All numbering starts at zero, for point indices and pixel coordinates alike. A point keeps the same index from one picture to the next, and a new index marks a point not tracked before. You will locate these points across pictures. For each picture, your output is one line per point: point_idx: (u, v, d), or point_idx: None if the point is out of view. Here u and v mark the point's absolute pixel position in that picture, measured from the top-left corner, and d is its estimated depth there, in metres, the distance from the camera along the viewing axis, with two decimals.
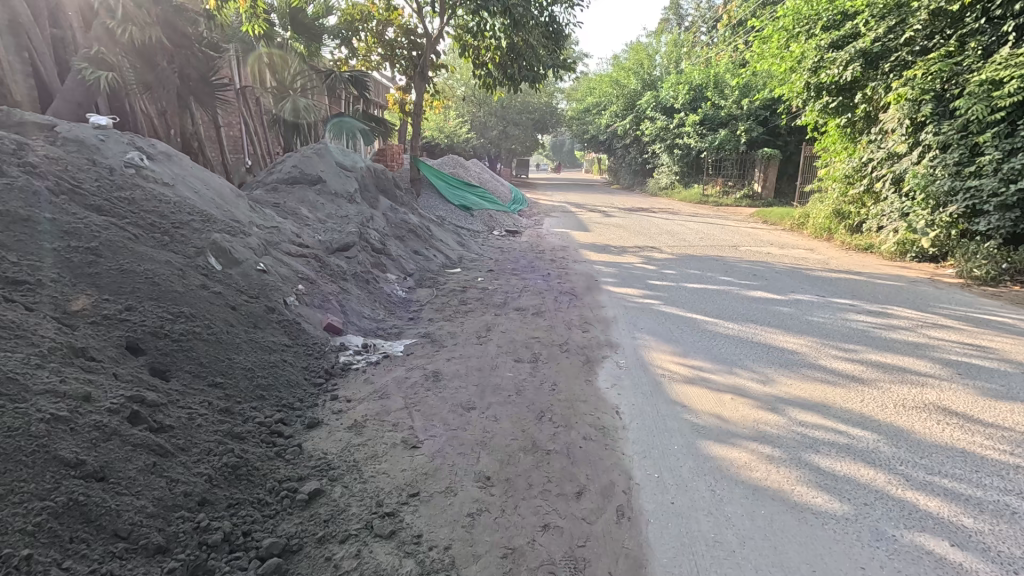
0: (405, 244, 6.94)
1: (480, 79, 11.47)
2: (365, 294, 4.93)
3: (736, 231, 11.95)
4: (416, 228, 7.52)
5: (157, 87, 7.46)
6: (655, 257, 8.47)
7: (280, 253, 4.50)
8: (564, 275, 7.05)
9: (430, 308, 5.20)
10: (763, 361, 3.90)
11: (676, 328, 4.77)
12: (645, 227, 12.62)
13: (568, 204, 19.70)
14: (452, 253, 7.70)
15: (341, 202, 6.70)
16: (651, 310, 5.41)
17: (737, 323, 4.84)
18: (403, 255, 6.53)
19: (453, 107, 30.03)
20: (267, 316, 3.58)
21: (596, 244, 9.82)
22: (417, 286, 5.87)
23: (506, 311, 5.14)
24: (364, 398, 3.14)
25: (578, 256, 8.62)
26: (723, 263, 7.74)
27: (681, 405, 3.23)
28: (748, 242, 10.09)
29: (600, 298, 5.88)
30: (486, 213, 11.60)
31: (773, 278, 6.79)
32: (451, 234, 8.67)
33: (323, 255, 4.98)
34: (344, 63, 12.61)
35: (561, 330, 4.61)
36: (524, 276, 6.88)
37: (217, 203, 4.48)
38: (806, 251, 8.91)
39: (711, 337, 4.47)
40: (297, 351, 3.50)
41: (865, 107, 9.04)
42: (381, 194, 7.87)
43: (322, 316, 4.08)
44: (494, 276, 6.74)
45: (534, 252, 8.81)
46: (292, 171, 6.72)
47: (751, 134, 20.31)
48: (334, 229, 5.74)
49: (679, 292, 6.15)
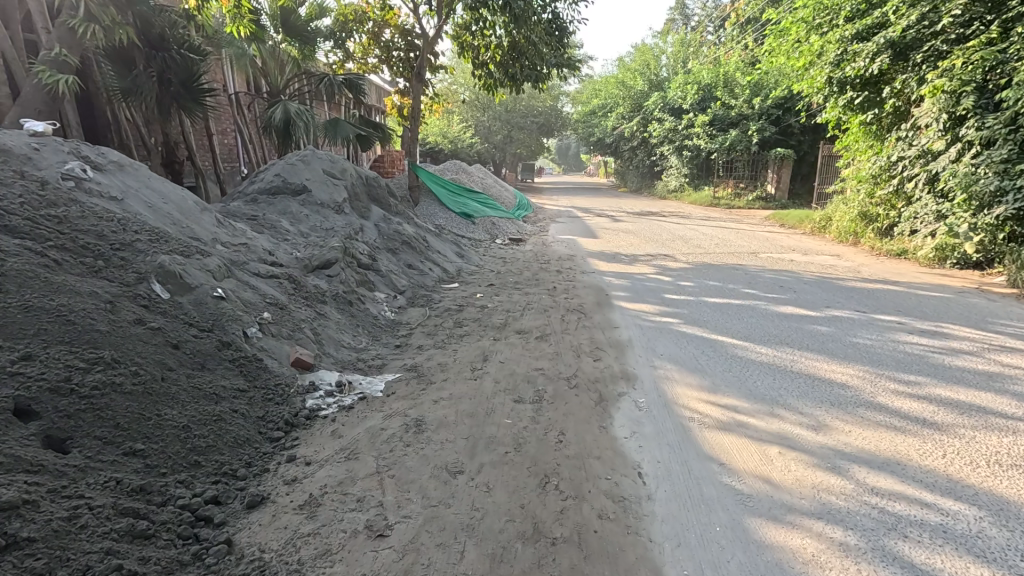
0: (398, 258, 6.39)
1: (481, 81, 10.94)
2: (347, 318, 4.36)
3: (753, 236, 11.29)
4: (411, 238, 6.98)
5: (134, 94, 7.05)
6: (669, 266, 7.87)
7: (247, 275, 3.95)
8: (571, 289, 6.46)
9: (422, 331, 4.63)
10: (810, 398, 3.28)
11: (700, 353, 4.15)
12: (656, 233, 11.98)
13: (574, 208, 19.12)
14: (449, 265, 7.13)
15: (327, 212, 6.15)
16: (670, 331, 4.79)
17: (771, 347, 4.21)
18: (394, 270, 5.96)
19: (456, 111, 29.59)
20: (219, 354, 3.01)
21: (605, 253, 9.21)
22: (408, 305, 5.30)
23: (507, 335, 4.56)
24: (327, 459, 2.55)
25: (586, 266, 8.03)
26: (744, 272, 7.12)
27: (718, 463, 2.61)
28: (768, 248, 9.46)
29: (612, 317, 5.26)
30: (488, 220, 11.04)
31: (802, 289, 6.16)
32: (451, 244, 8.11)
33: (299, 275, 4.42)
34: (340, 67, 12.15)
35: (569, 358, 4.01)
36: (528, 291, 6.29)
37: (175, 217, 3.94)
38: (833, 258, 8.28)
39: (743, 366, 3.85)
40: (253, 397, 2.93)
41: (894, 102, 8.41)
42: (374, 203, 7.33)
43: (291, 349, 3.51)
44: (494, 291, 6.16)
45: (539, 262, 8.23)
46: (274, 181, 6.19)
47: (763, 134, 19.66)
48: (316, 243, 5.19)
49: (700, 308, 5.51)
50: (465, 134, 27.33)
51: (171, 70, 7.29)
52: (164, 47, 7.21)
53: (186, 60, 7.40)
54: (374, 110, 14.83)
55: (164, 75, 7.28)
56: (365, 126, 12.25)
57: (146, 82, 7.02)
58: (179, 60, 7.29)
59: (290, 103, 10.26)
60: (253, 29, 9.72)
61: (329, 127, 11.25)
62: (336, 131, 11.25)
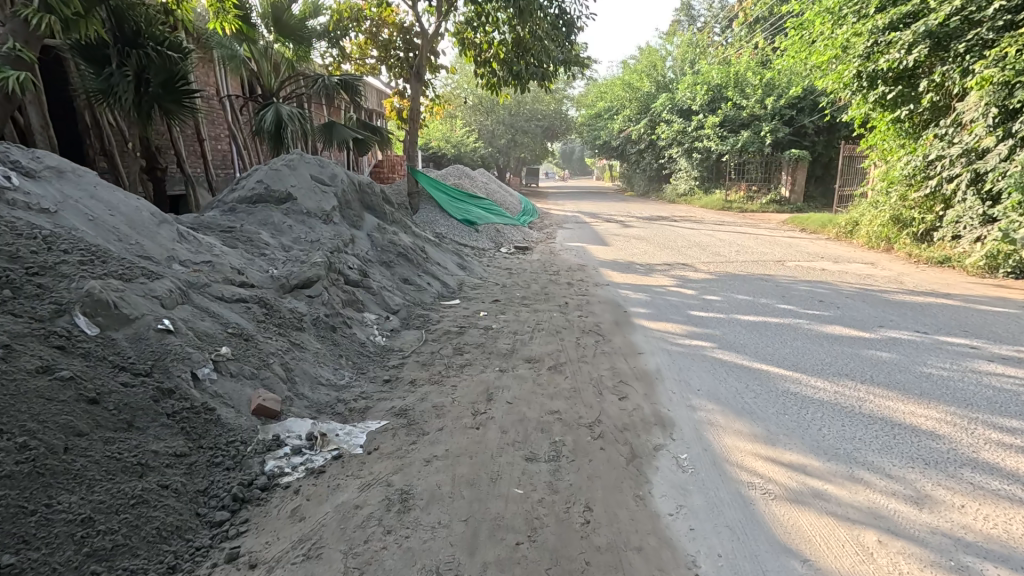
0: (392, 273, 5.77)
1: (484, 80, 10.35)
2: (328, 349, 3.74)
3: (774, 242, 10.58)
4: (408, 249, 6.37)
5: (109, 94, 6.51)
6: (690, 277, 7.22)
7: (208, 300, 3.34)
8: (585, 305, 5.82)
9: (417, 360, 4.00)
10: (895, 455, 2.63)
11: (745, 388, 3.49)
12: (670, 239, 11.32)
13: (582, 213, 18.53)
14: (450, 279, 6.51)
15: (314, 223, 5.55)
16: (703, 358, 4.13)
17: (828, 381, 3.55)
18: (387, 287, 5.34)
19: (459, 116, 29.08)
20: (153, 408, 2.39)
21: (618, 262, 8.58)
22: (402, 327, 4.68)
23: (514, 365, 3.92)
24: (279, 560, 1.92)
25: (599, 277, 7.39)
26: (775, 284, 6.47)
27: (801, 560, 1.96)
28: (793, 255, 8.77)
29: (634, 340, 4.60)
30: (493, 227, 10.44)
31: (844, 302, 5.51)
32: (451, 255, 7.48)
33: (274, 297, 3.81)
34: (337, 68, 11.60)
35: (589, 396, 3.36)
36: (537, 307, 5.66)
37: (123, 232, 3.35)
38: (869, 266, 7.62)
39: (801, 406, 3.19)
40: (194, 464, 2.31)
41: (932, 96, 7.83)
42: (368, 211, 6.73)
43: (254, 393, 2.89)
44: (500, 309, 5.54)
45: (547, 273, 7.59)
46: (256, 188, 5.60)
47: (776, 135, 18.99)
48: (298, 258, 4.59)
49: (734, 328, 4.84)
50: (468, 138, 26.79)
51: (147, 69, 6.75)
52: (138, 45, 6.68)
53: (162, 58, 6.84)
54: (373, 113, 14.29)
55: (141, 75, 6.75)
56: (362, 129, 11.68)
57: (122, 82, 6.48)
58: (154, 58, 6.75)
59: (282, 105, 9.62)
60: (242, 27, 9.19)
61: (323, 130, 10.68)
62: (330, 134, 10.68)
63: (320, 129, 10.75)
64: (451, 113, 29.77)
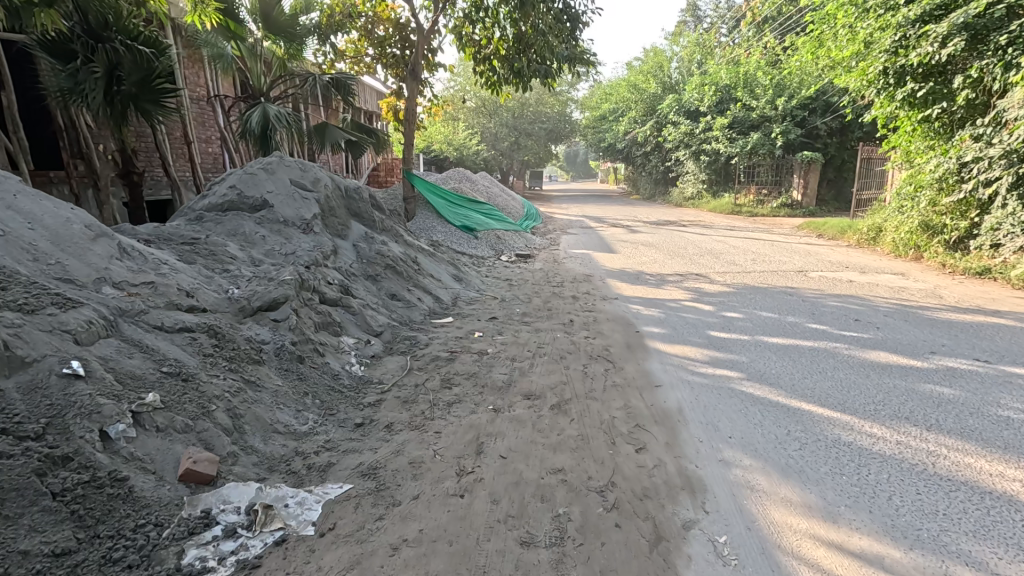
0: (378, 289, 5.22)
1: (483, 79, 9.81)
2: (291, 385, 3.18)
3: (791, 249, 9.99)
4: (398, 260, 5.80)
5: (75, 93, 6.01)
6: (706, 290, 6.63)
7: (143, 330, 2.80)
8: (592, 323, 5.26)
9: (397, 397, 3.43)
10: (1001, 543, 2.04)
11: (786, 436, 2.91)
12: (681, 246, 10.74)
13: (587, 217, 18.02)
14: (443, 293, 5.94)
15: (291, 234, 5.00)
16: (731, 392, 3.55)
17: (884, 426, 2.97)
18: (371, 305, 4.79)
19: (462, 118, 28.65)
20: (33, 487, 1.85)
21: (627, 272, 8.02)
22: (385, 353, 4.13)
23: (510, 403, 3.34)
24: None
25: (606, 290, 6.83)
26: (801, 299, 5.90)
27: None
28: (815, 264, 8.20)
29: (649, 368, 4.01)
30: (494, 234, 9.91)
31: (883, 321, 4.94)
32: (447, 265, 6.91)
33: (229, 324, 3.26)
34: (331, 66, 11.12)
35: (600, 448, 2.78)
36: (538, 327, 5.08)
37: (44, 249, 2.82)
38: (900, 278, 7.05)
39: (858, 463, 2.62)
40: (81, 566, 1.77)
41: (968, 94, 7.25)
42: (355, 219, 6.18)
43: (186, 450, 2.33)
44: (497, 328, 4.98)
45: (551, 285, 7.02)
46: (228, 194, 5.08)
47: (788, 137, 18.45)
48: (266, 274, 4.05)
49: (761, 353, 4.25)
50: (471, 140, 26.40)
51: (120, 66, 6.27)
52: (106, 39, 6.18)
53: (132, 54, 6.31)
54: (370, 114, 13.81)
55: (113, 72, 6.26)
56: (357, 131, 11.16)
57: (87, 78, 5.96)
58: (124, 53, 6.22)
59: (269, 105, 9.05)
60: (230, 24, 8.70)
61: (315, 131, 10.14)
62: (322, 136, 10.14)
63: (313, 130, 10.23)
64: (454, 115, 29.33)
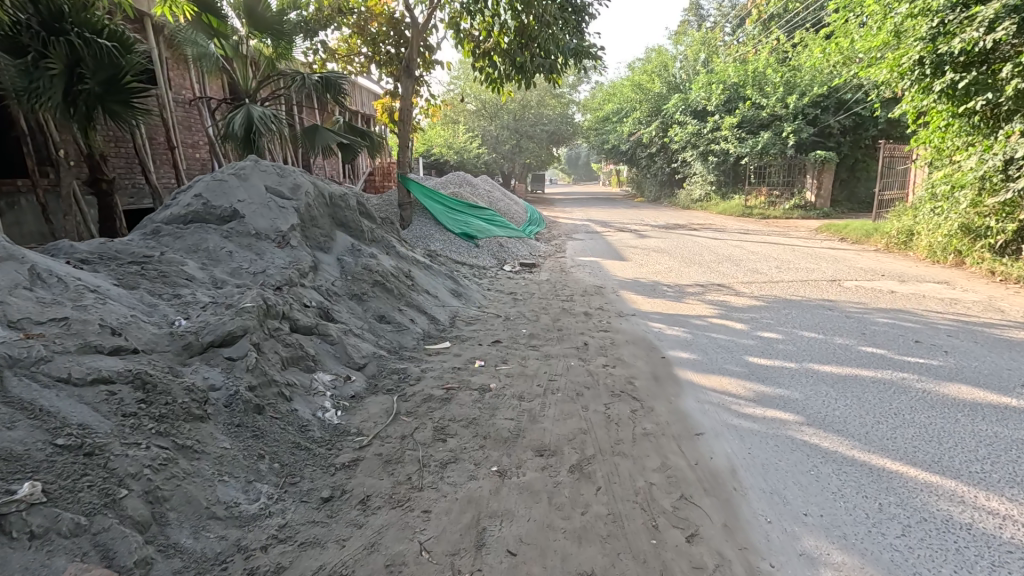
0: (365, 311, 4.57)
1: (483, 76, 9.15)
2: (244, 445, 2.53)
3: (815, 254, 9.32)
4: (388, 276, 5.15)
5: (30, 94, 5.35)
6: (732, 304, 5.99)
7: (41, 385, 2.15)
8: (610, 347, 4.60)
9: (378, 456, 2.78)
10: None
11: (882, 515, 2.24)
12: (696, 252, 10.08)
13: (592, 221, 17.39)
14: (440, 312, 5.28)
15: (263, 248, 4.35)
16: (792, 444, 2.87)
17: (1005, 499, 2.31)
18: (355, 331, 4.14)
19: (462, 121, 28.10)
20: None
21: (642, 282, 7.38)
22: (368, 392, 3.47)
23: (518, 463, 2.69)
24: None
25: (621, 304, 6.17)
26: (843, 314, 5.25)
27: None
28: (847, 272, 7.55)
29: (684, 410, 3.33)
30: (496, 241, 9.28)
31: (950, 342, 4.26)
32: (445, 279, 6.26)
33: (167, 368, 2.61)
34: (321, 66, 10.50)
35: (640, 538, 2.11)
36: (548, 353, 4.41)
37: None
38: (945, 287, 6.40)
39: (993, 563, 1.95)
40: None
41: (1018, 83, 6.57)
42: (341, 230, 5.53)
43: (70, 567, 1.67)
44: (502, 354, 4.33)
45: (559, 299, 6.36)
46: (192, 204, 4.45)
47: (800, 135, 17.81)
48: (226, 300, 3.40)
49: (815, 388, 3.57)
50: (472, 144, 25.91)
51: (81, 62, 5.63)
52: (60, 31, 5.54)
53: (92, 49, 5.65)
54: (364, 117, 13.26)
55: (73, 70, 5.63)
56: (351, 133, 10.54)
57: (42, 77, 5.32)
58: (81, 48, 5.57)
59: (253, 106, 8.42)
60: (211, 20, 8.20)
61: (306, 134, 9.52)
62: (313, 138, 9.51)
63: (303, 133, 9.57)
64: (454, 118, 28.82)
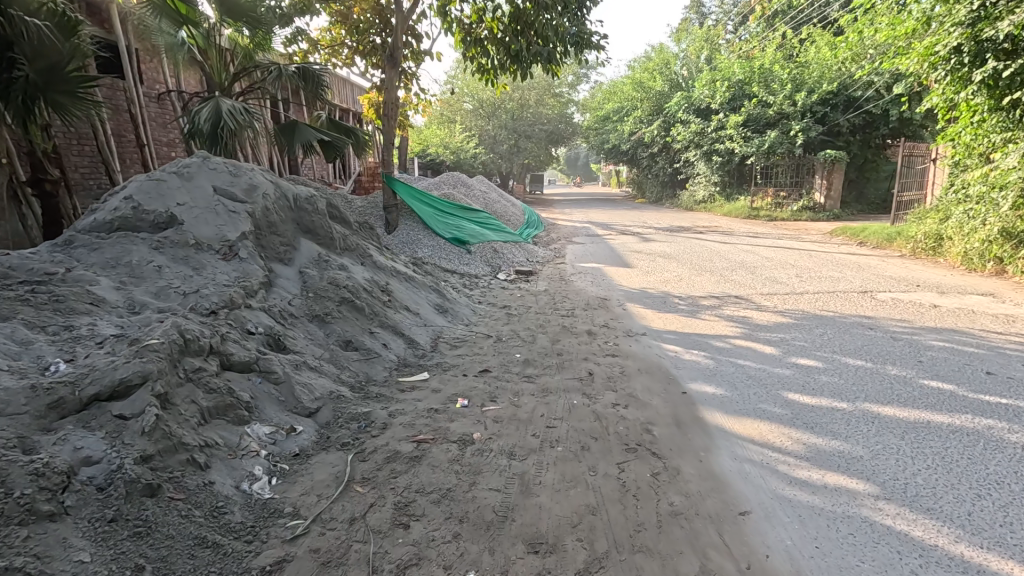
0: (327, 336, 3.83)
1: (475, 67, 8.38)
2: (114, 554, 1.80)
3: (836, 260, 8.63)
4: (360, 291, 4.42)
5: None
6: (756, 320, 5.28)
7: None
8: (620, 378, 3.87)
9: (315, 553, 2.05)
10: None
11: None
12: (705, 258, 9.37)
13: (593, 224, 16.67)
14: (421, 333, 4.56)
15: (202, 262, 3.61)
16: (873, 532, 2.13)
17: None
18: (311, 362, 3.41)
19: (459, 120, 27.44)
20: None
21: (651, 293, 6.67)
22: (317, 449, 2.74)
23: (502, 568, 1.96)
24: None
25: (629, 320, 5.46)
26: (889, 335, 4.52)
27: None
28: (876, 281, 6.86)
29: (719, 473, 2.60)
30: (490, 247, 8.56)
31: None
32: (429, 291, 5.52)
33: (13, 440, 1.88)
34: (302, 57, 9.78)
35: None
36: (545, 388, 3.68)
37: None
38: (993, 300, 5.70)
39: None
40: None
41: None
42: (306, 237, 4.79)
43: None
44: (489, 390, 3.60)
45: (559, 315, 5.63)
46: (119, 208, 3.72)
47: (808, 134, 17.15)
48: (133, 333, 2.67)
49: (880, 440, 2.84)
50: (468, 143, 25.34)
51: (12, 45, 4.55)
52: None
53: (23, 28, 4.59)
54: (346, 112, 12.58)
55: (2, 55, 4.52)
56: (334, 131, 9.84)
57: None
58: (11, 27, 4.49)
59: (224, 99, 7.72)
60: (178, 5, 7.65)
61: (284, 130, 8.80)
62: (291, 135, 8.78)
63: (281, 130, 8.85)
64: (450, 117, 28.14)
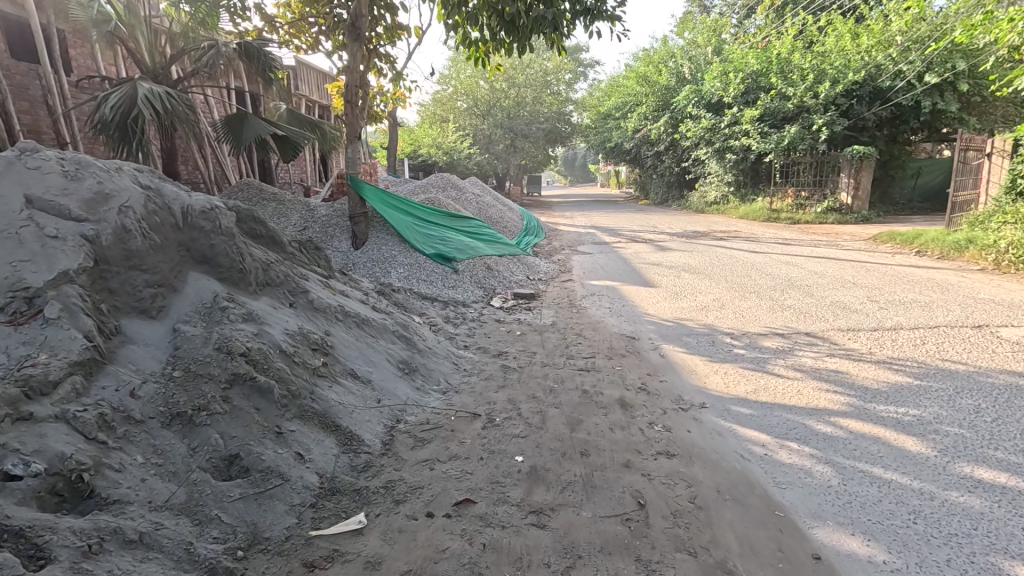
0: (193, 453, 2.24)
1: (462, 41, 6.73)
2: None
3: (907, 276, 7.08)
4: (272, 358, 2.82)
5: None
6: (858, 379, 3.70)
7: None
8: (696, 517, 2.27)
9: None
10: None
11: None
12: (743, 273, 7.80)
13: (600, 229, 15.15)
14: (368, 418, 2.96)
15: None
16: None
17: None
18: (132, 528, 1.80)
19: (453, 120, 25.93)
20: None
21: (692, 328, 5.10)
22: None
23: None
24: None
25: (677, 378, 3.88)
26: None
27: None
28: (982, 309, 5.30)
29: None
30: (482, 263, 6.98)
31: None
32: (393, 338, 3.93)
33: None
34: (256, 35, 8.18)
35: None
36: (569, 551, 2.08)
37: None
38: None
39: None
40: None
41: None
42: (200, 270, 3.21)
43: None
44: (467, 561, 2.01)
45: (577, 368, 4.05)
46: None
47: (833, 129, 15.59)
48: None
49: None
50: (462, 143, 23.97)
51: None
52: None
53: None
54: (306, 100, 11.04)
55: None
56: (297, 123, 8.30)
57: None
58: None
59: (143, 83, 6.06)
60: None
61: (232, 123, 7.22)
62: (239, 128, 7.17)
63: (229, 121, 7.25)
64: (443, 116, 26.53)
